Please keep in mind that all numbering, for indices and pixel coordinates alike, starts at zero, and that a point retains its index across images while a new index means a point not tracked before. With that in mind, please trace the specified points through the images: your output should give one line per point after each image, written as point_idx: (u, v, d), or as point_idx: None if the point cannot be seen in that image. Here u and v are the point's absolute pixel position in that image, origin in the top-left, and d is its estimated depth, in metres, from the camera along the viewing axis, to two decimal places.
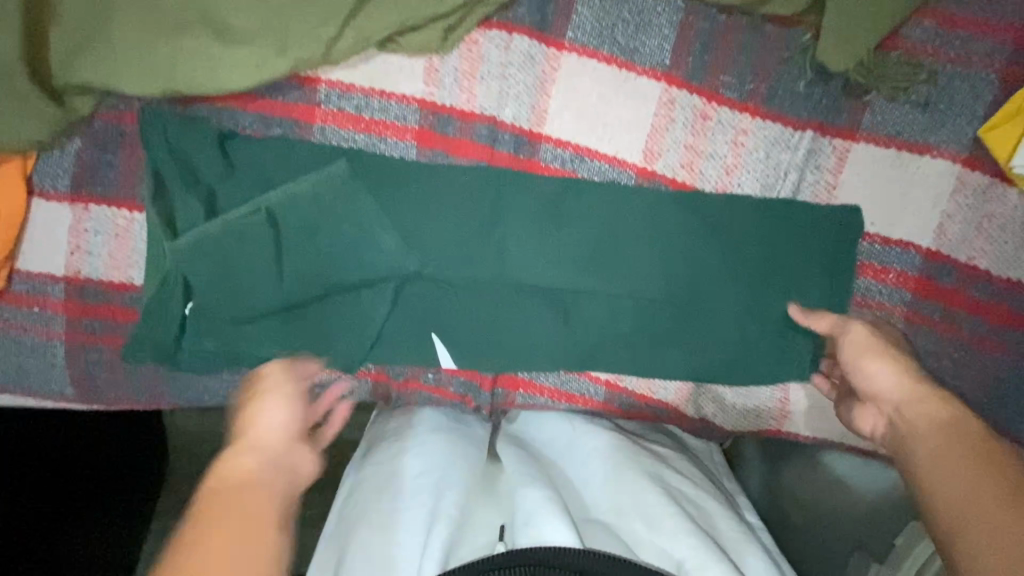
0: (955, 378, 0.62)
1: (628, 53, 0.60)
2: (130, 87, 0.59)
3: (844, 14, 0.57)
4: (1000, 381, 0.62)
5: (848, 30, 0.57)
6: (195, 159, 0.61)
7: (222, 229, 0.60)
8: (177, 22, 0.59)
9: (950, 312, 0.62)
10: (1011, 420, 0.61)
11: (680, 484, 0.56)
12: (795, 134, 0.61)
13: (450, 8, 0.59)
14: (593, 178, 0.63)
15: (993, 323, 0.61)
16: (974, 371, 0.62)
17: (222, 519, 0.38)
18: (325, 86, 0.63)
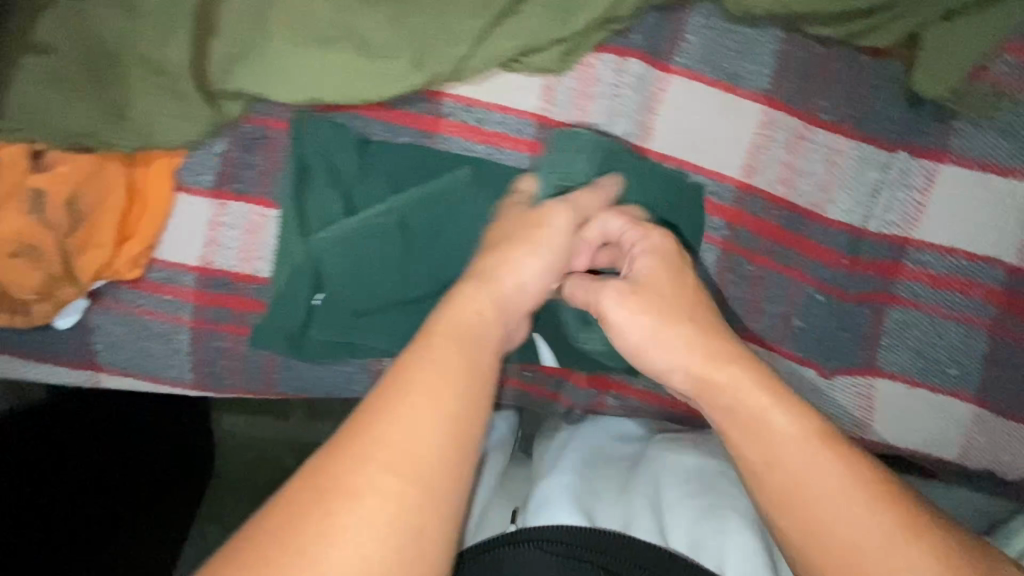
0: None
1: (731, 78, 0.66)
2: (280, 95, 0.65)
3: (934, 48, 0.62)
4: None
5: (940, 61, 0.62)
6: (338, 160, 0.67)
7: (358, 225, 0.65)
8: (324, 37, 0.65)
9: None
10: None
11: (699, 460, 0.61)
12: (885, 155, 0.66)
13: (572, 33, 0.65)
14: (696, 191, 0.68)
15: None
16: None
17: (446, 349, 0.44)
18: (450, 99, 0.68)
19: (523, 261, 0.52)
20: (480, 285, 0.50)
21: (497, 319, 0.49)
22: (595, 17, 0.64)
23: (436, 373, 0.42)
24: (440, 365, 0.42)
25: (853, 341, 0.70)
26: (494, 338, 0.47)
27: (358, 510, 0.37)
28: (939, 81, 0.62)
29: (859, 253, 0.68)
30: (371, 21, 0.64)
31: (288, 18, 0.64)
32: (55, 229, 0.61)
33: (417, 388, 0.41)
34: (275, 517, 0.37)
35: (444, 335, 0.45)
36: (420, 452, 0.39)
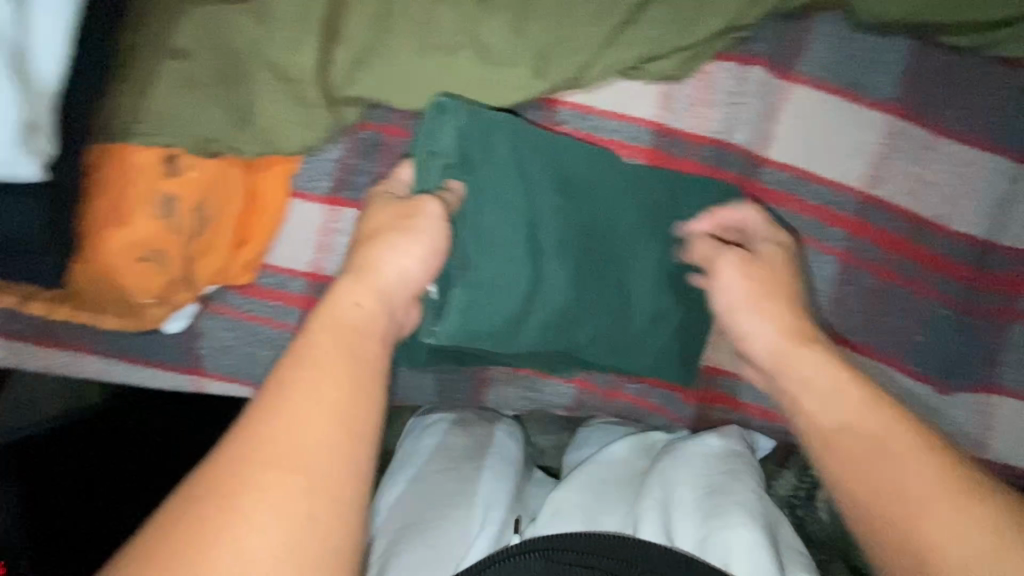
0: None
1: (857, 87, 0.65)
2: (401, 102, 0.65)
3: None
4: None
5: None
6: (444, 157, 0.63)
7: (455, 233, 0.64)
8: (446, 42, 0.64)
9: None
10: None
11: (693, 463, 0.60)
12: (1017, 166, 0.64)
13: (696, 40, 0.64)
14: (814, 201, 0.67)
15: None
16: None
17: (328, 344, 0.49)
18: (566, 107, 0.68)
19: (399, 251, 0.58)
20: (357, 282, 0.55)
21: (378, 313, 0.54)
22: (720, 23, 0.63)
23: (303, 367, 0.46)
24: (328, 360, 0.47)
25: (978, 357, 0.68)
26: (373, 331, 0.52)
27: (272, 498, 0.40)
28: None
29: (983, 265, 0.67)
30: (492, 26, 0.64)
31: (411, 23, 0.63)
32: (185, 235, 0.61)
33: (315, 380, 0.45)
34: (188, 515, 0.39)
35: (331, 333, 0.50)
36: (316, 442, 0.42)
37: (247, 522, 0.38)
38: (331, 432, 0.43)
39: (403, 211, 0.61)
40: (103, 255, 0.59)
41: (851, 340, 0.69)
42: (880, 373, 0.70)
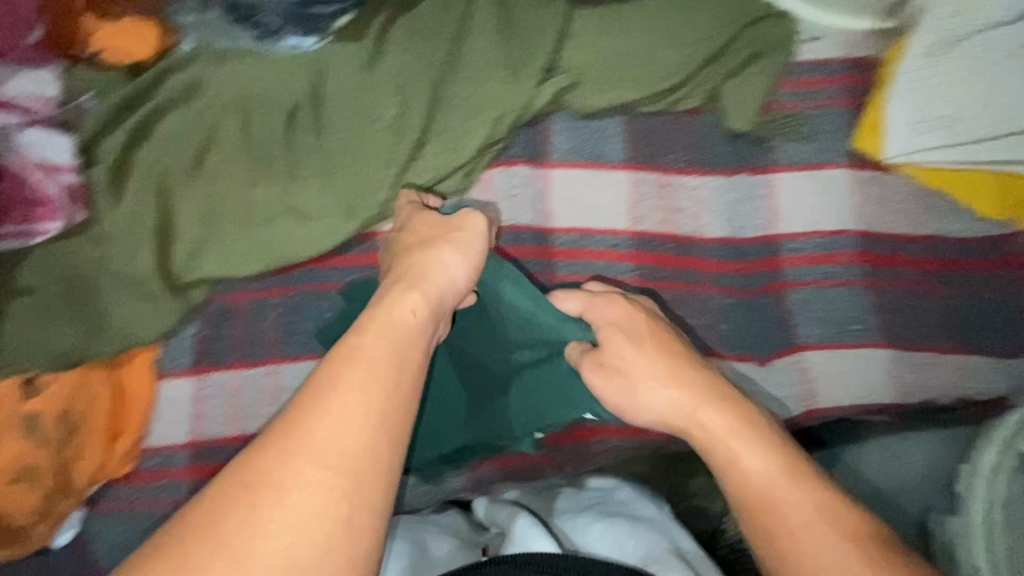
0: (908, 320, 0.82)
1: (596, 158, 0.84)
2: (240, 270, 0.76)
3: (734, 96, 0.82)
4: (942, 313, 0.82)
5: (741, 101, 0.82)
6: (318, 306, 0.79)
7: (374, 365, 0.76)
8: (267, 215, 0.78)
9: (894, 270, 0.82)
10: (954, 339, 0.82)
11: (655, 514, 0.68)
12: (732, 179, 0.83)
13: (466, 159, 0.82)
14: (602, 248, 0.83)
15: (930, 270, 0.82)
16: (917, 313, 0.82)
17: (379, 330, 0.57)
18: (382, 235, 0.81)
19: (449, 264, 0.67)
20: (410, 290, 0.63)
21: (428, 320, 0.61)
22: (480, 141, 0.82)
23: (361, 371, 0.51)
24: (375, 370, 0.52)
25: (774, 327, 0.83)
26: (419, 341, 0.59)
27: (292, 500, 0.45)
28: (745, 114, 0.82)
29: (742, 256, 0.83)
30: (303, 191, 0.79)
31: (236, 210, 0.77)
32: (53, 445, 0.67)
33: (361, 388, 0.51)
34: (224, 523, 0.44)
35: (381, 337, 0.56)
36: (346, 444, 0.47)
37: (261, 526, 0.43)
38: (369, 440, 0.48)
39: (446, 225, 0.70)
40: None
41: None
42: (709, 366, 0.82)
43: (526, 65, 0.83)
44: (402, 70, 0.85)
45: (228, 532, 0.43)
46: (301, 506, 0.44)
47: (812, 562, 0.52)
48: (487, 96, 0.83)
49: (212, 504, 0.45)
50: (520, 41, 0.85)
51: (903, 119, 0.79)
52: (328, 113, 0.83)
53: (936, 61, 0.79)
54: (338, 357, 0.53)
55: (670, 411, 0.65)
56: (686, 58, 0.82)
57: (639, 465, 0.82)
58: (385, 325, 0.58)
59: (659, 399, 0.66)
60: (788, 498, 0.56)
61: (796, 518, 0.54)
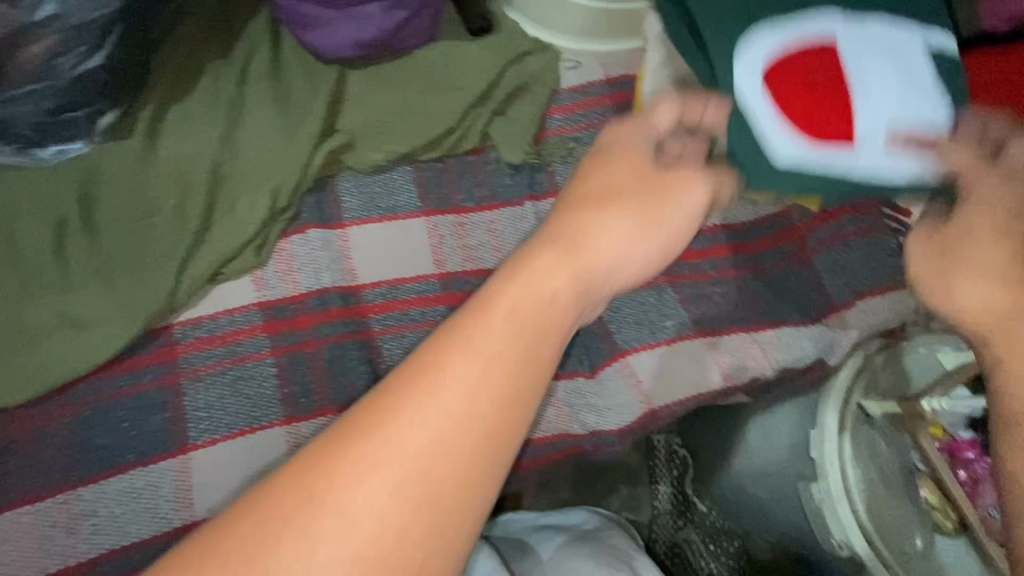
0: (717, 306, 0.87)
1: (390, 210, 0.85)
2: (17, 396, 0.72)
3: (507, 130, 0.88)
4: (745, 291, 0.88)
5: (513, 134, 0.87)
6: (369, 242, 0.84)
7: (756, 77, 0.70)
8: (42, 332, 0.75)
9: (693, 263, 0.88)
10: (762, 316, 0.87)
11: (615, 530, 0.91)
12: (521, 208, 0.87)
13: (252, 234, 0.81)
14: (412, 295, 0.83)
15: (725, 256, 0.88)
16: (723, 297, 0.87)
17: (500, 316, 0.41)
18: (177, 327, 0.79)
19: (625, 230, 0.48)
20: (555, 255, 0.44)
21: (575, 297, 0.44)
22: (264, 215, 0.81)
23: (486, 346, 0.40)
24: (479, 385, 0.39)
25: (596, 337, 0.85)
26: (553, 319, 0.42)
27: (362, 499, 0.36)
28: (517, 147, 0.87)
29: None
30: (81, 301, 0.76)
31: (10, 333, 0.74)
32: None
33: (492, 366, 0.39)
34: (279, 512, 0.36)
35: (509, 314, 0.41)
36: (443, 462, 0.37)
37: (323, 522, 0.35)
38: (461, 462, 0.37)
39: (645, 178, 0.51)
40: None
41: None
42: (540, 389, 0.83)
43: (302, 132, 0.85)
44: (180, 158, 0.84)
45: (283, 530, 0.35)
46: (379, 492, 0.36)
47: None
48: (268, 168, 0.84)
49: (302, 478, 0.37)
50: (295, 110, 0.87)
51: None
52: (103, 215, 0.81)
53: None
54: (477, 301, 0.42)
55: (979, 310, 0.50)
56: (456, 102, 0.87)
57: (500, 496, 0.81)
58: (518, 318, 0.41)
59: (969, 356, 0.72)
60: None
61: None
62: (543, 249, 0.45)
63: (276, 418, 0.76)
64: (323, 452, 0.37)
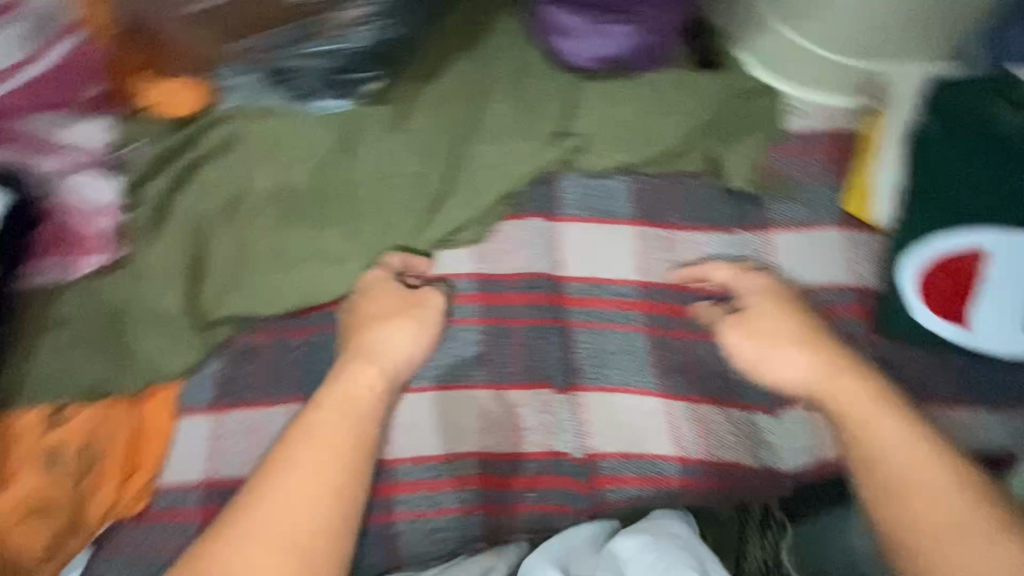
0: (908, 371, 0.86)
1: (607, 213, 0.89)
2: (269, 310, 0.80)
3: (738, 157, 0.90)
4: (939, 364, 0.87)
5: (742, 164, 0.89)
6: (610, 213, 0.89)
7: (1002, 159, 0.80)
8: (293, 257, 0.83)
9: None
10: (952, 392, 0.86)
11: None
12: (728, 235, 0.90)
13: (483, 211, 0.88)
14: (612, 295, 0.87)
15: None
16: (914, 363, 0.87)
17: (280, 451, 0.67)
18: (405, 279, 0.87)
19: (405, 335, 0.78)
20: (367, 364, 0.74)
21: (381, 392, 0.74)
22: (500, 192, 0.89)
23: (361, 396, 0.72)
24: (324, 437, 0.67)
25: None
26: (366, 407, 0.71)
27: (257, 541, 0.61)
28: (744, 176, 0.89)
29: None
30: (331, 237, 0.85)
31: (268, 251, 0.82)
32: (74, 476, 0.68)
33: (320, 442, 0.67)
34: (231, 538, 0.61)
35: (324, 427, 0.69)
36: (324, 504, 0.63)
37: (256, 517, 0.61)
38: (320, 497, 0.63)
39: (403, 299, 0.81)
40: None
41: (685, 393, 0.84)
42: (719, 413, 0.84)
43: (540, 128, 0.91)
44: (428, 130, 0.91)
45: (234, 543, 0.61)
46: (284, 509, 0.62)
47: (890, 458, 0.66)
48: (506, 154, 0.90)
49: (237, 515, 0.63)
50: (534, 106, 0.92)
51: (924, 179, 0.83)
52: (357, 165, 0.89)
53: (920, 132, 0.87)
54: (349, 357, 0.75)
55: (811, 375, 0.74)
56: (683, 126, 0.90)
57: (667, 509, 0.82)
58: (340, 406, 0.71)
59: (794, 371, 0.76)
60: (883, 427, 0.68)
61: (882, 441, 0.67)
62: (368, 307, 0.80)
63: (476, 380, 0.83)
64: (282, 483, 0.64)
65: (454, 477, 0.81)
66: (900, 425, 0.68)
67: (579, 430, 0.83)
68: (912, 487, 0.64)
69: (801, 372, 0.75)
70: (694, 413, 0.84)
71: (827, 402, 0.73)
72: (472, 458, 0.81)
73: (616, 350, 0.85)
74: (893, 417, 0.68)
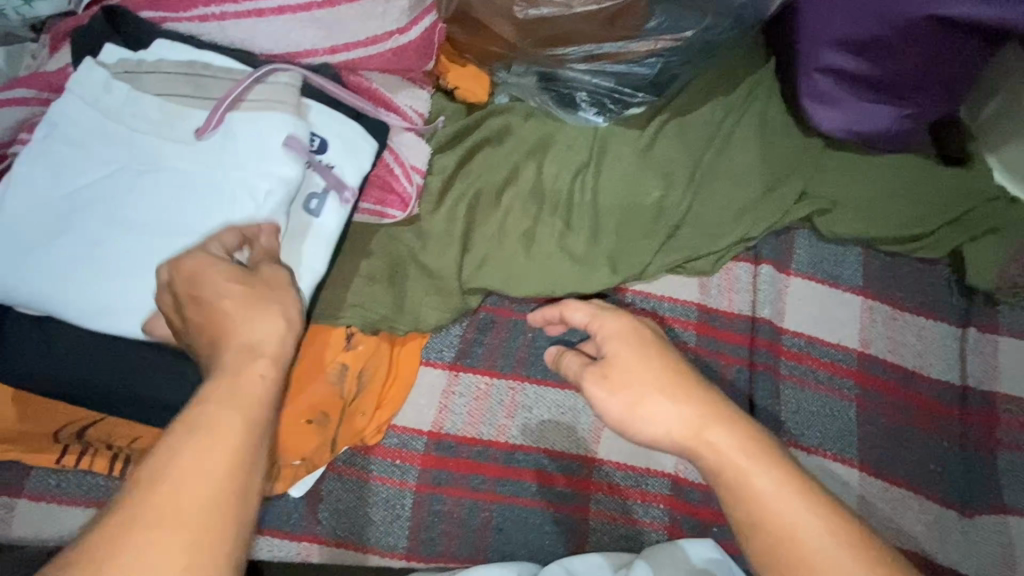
0: None
1: (833, 277, 0.93)
2: (517, 292, 0.85)
3: (979, 255, 0.91)
4: None
5: (983, 262, 0.90)
6: (838, 272, 0.93)
7: None
8: (541, 246, 0.88)
9: None
10: None
11: None
12: (954, 328, 0.90)
13: (721, 248, 0.92)
14: (825, 356, 0.89)
15: None
16: None
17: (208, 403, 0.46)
18: (631, 293, 0.92)
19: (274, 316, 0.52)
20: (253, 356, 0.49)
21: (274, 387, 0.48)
22: (736, 237, 0.93)
23: (249, 396, 0.47)
24: (217, 435, 0.44)
25: (988, 481, 0.84)
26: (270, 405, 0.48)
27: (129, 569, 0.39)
28: (984, 273, 0.90)
29: (965, 404, 0.87)
30: (575, 241, 0.90)
31: (522, 237, 0.88)
32: (345, 398, 0.74)
33: (209, 436, 0.44)
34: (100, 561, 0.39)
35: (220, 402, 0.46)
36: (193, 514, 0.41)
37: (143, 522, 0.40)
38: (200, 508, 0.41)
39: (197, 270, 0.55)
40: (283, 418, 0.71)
41: (881, 471, 0.84)
42: (914, 500, 0.83)
43: (783, 187, 0.95)
44: (673, 161, 0.97)
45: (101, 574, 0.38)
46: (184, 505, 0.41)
47: (801, 537, 0.46)
48: (745, 201, 0.95)
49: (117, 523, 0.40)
50: (780, 165, 0.97)
51: None
52: (609, 177, 0.95)
53: None
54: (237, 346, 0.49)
55: (678, 430, 0.52)
56: (929, 215, 0.93)
57: None
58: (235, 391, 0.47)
59: (663, 416, 0.52)
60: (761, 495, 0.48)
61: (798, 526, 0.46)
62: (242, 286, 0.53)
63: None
64: (137, 496, 0.41)
65: (646, 491, 0.82)
66: (782, 467, 0.49)
67: None
68: (797, 538, 0.46)
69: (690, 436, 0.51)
70: (888, 494, 0.83)
71: (707, 462, 0.51)
72: (664, 477, 0.82)
73: (819, 411, 0.87)
74: (772, 464, 0.49)
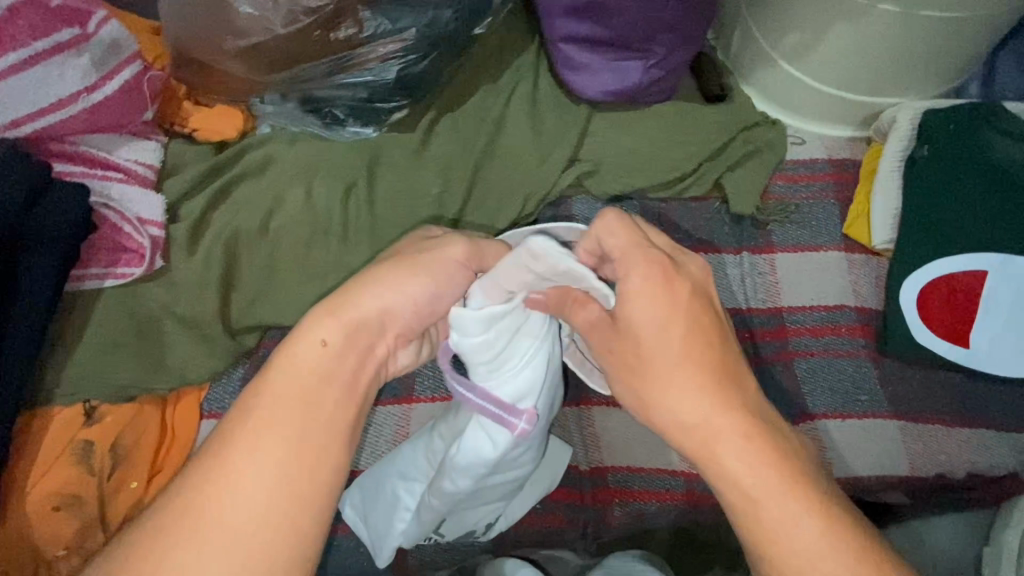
0: (907, 394, 0.88)
1: None
2: (292, 318, 0.83)
3: (740, 184, 0.96)
4: (937, 384, 0.89)
5: (745, 190, 0.96)
6: None
7: (936, 155, 0.89)
8: (318, 271, 0.87)
9: (931, 336, 0.86)
10: (957, 412, 0.87)
11: None
12: (735, 256, 0.94)
13: (682, 173, 0.96)
14: (761, 322, 0.91)
15: (942, 334, 0.86)
16: (915, 386, 0.89)
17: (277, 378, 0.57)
18: None
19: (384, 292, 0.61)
20: (330, 317, 0.59)
21: (342, 352, 0.59)
22: (510, 218, 0.95)
23: (310, 356, 0.58)
24: (285, 406, 0.56)
25: (788, 393, 0.88)
26: (338, 372, 0.59)
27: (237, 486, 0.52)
28: (748, 200, 0.95)
29: (757, 324, 0.91)
30: (353, 254, 0.88)
31: (295, 263, 0.86)
32: (99, 476, 0.72)
33: (288, 403, 0.56)
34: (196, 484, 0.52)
35: (290, 376, 0.57)
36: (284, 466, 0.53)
37: (243, 464, 0.53)
38: (292, 455, 0.54)
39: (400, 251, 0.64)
40: (26, 507, 0.70)
41: (798, 414, 0.87)
42: None
43: (554, 157, 0.97)
44: (448, 156, 0.95)
45: (206, 495, 0.51)
46: (262, 475, 0.52)
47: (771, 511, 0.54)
48: (519, 179, 0.96)
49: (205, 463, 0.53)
50: (550, 136, 0.98)
51: (908, 211, 0.89)
52: (382, 184, 0.93)
53: (890, 151, 0.93)
54: (327, 306, 0.60)
55: (685, 413, 0.58)
56: (693, 154, 0.96)
57: (677, 518, 0.85)
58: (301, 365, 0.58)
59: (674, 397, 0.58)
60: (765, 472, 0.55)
61: (772, 510, 0.54)
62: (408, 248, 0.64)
63: None
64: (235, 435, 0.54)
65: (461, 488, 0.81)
66: (775, 460, 0.56)
67: (588, 443, 0.88)
68: (763, 508, 0.54)
69: (699, 420, 0.58)
70: None
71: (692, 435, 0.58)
72: None
73: None
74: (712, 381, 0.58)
